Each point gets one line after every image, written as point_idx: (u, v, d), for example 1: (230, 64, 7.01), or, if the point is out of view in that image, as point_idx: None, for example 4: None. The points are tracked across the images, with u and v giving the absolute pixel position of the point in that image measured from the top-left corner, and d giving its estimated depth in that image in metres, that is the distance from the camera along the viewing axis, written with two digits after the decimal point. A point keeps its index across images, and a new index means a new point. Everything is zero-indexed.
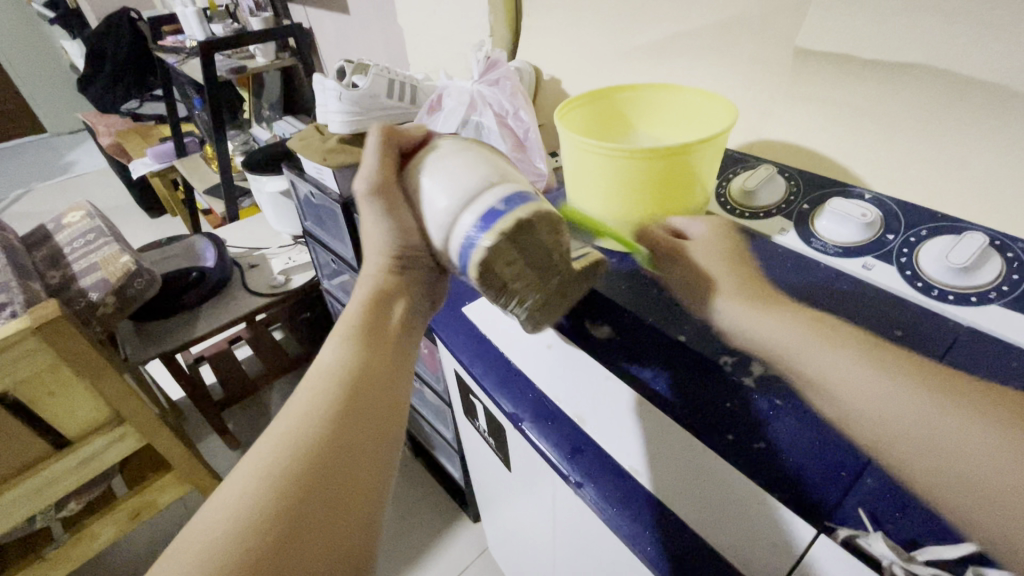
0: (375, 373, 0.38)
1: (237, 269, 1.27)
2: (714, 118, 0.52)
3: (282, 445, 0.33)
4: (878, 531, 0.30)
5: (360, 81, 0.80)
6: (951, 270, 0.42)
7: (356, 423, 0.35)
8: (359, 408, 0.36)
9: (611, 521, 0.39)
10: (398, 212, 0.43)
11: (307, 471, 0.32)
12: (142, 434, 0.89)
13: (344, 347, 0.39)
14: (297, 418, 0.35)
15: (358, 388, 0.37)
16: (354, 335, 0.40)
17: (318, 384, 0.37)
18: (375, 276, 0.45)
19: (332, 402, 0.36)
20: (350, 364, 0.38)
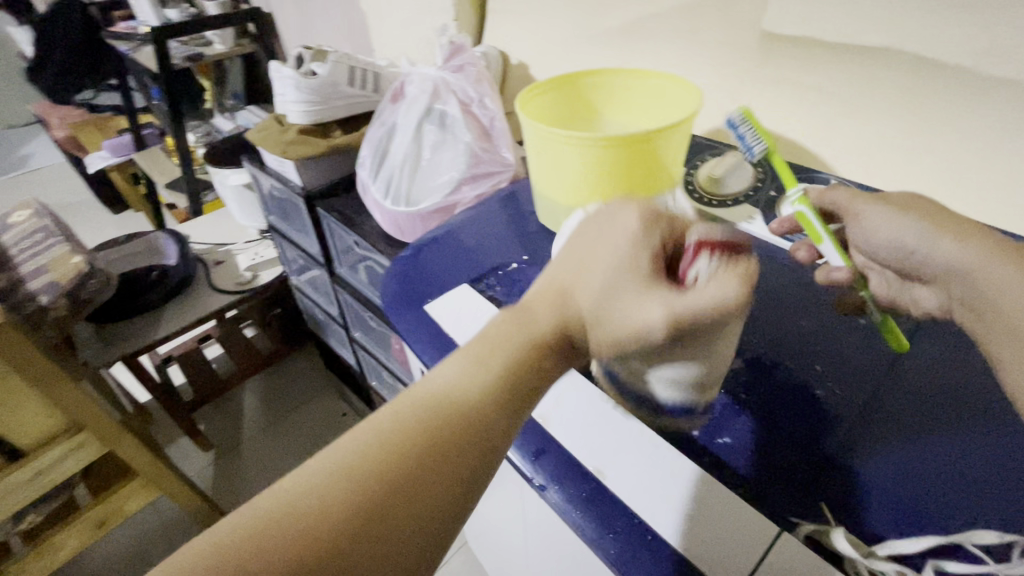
0: (481, 437, 0.30)
1: (202, 266, 1.23)
2: (680, 104, 0.51)
3: (365, 453, 0.28)
4: (841, 525, 0.29)
5: (319, 68, 0.77)
6: None
7: (441, 469, 0.28)
8: (443, 469, 0.28)
9: (580, 525, 0.39)
10: (614, 286, 0.30)
11: (377, 491, 0.27)
12: (104, 441, 0.86)
13: (466, 375, 0.31)
14: (384, 435, 0.29)
15: (467, 432, 0.29)
16: (475, 369, 0.31)
17: (425, 401, 0.30)
18: (548, 302, 0.32)
19: (427, 447, 0.29)
20: (457, 402, 0.30)
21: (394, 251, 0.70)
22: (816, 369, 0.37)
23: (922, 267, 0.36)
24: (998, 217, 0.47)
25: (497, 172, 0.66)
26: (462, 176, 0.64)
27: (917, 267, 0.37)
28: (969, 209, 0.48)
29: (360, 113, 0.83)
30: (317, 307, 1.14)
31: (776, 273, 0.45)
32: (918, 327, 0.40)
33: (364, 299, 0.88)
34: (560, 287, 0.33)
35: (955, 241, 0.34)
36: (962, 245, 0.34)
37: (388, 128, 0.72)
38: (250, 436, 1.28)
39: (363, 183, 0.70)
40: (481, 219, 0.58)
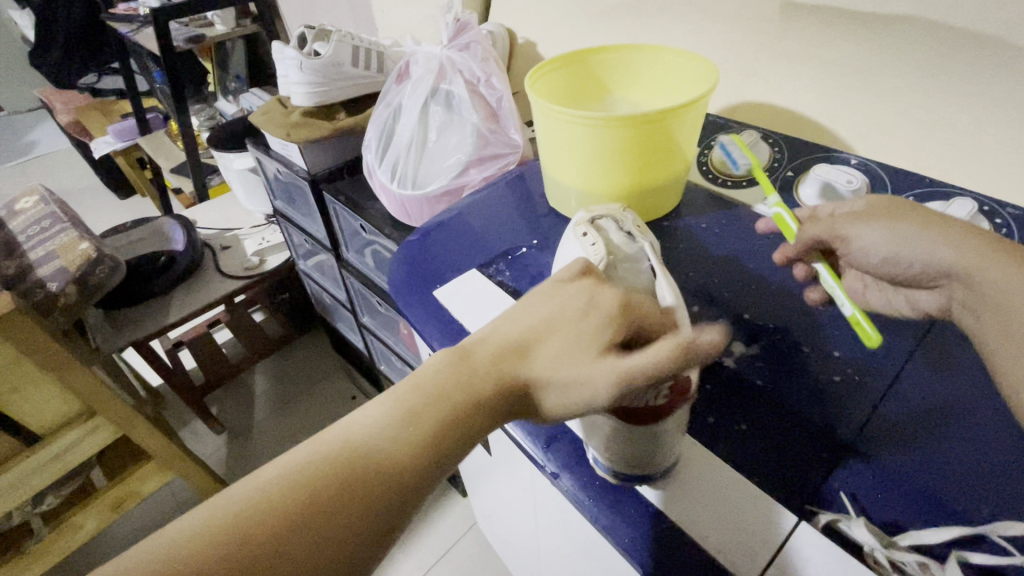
0: (385, 490, 0.29)
1: (209, 251, 1.23)
2: (695, 81, 0.49)
3: (261, 492, 0.27)
4: (860, 515, 0.29)
5: (322, 49, 0.75)
6: None
7: (341, 522, 0.27)
8: (348, 511, 0.28)
9: (594, 513, 0.34)
10: (571, 358, 0.30)
11: (270, 530, 0.26)
12: (117, 426, 0.87)
13: (396, 420, 0.30)
14: (285, 477, 0.28)
15: (383, 481, 0.29)
16: (390, 424, 0.30)
17: (344, 446, 0.29)
18: (479, 363, 0.31)
19: (330, 495, 0.28)
20: (368, 449, 0.29)
21: (401, 236, 0.69)
22: (835, 355, 0.36)
23: (923, 276, 0.35)
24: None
25: (505, 154, 0.64)
26: (469, 159, 0.63)
27: (916, 277, 0.36)
28: (998, 188, 0.46)
29: (364, 94, 0.82)
30: (325, 291, 1.14)
31: None
32: None
33: (372, 284, 0.87)
34: (500, 346, 0.32)
35: (952, 246, 0.34)
36: (942, 246, 0.34)
37: (394, 110, 0.70)
38: (261, 420, 1.29)
39: (368, 166, 0.69)
40: (488, 203, 0.57)
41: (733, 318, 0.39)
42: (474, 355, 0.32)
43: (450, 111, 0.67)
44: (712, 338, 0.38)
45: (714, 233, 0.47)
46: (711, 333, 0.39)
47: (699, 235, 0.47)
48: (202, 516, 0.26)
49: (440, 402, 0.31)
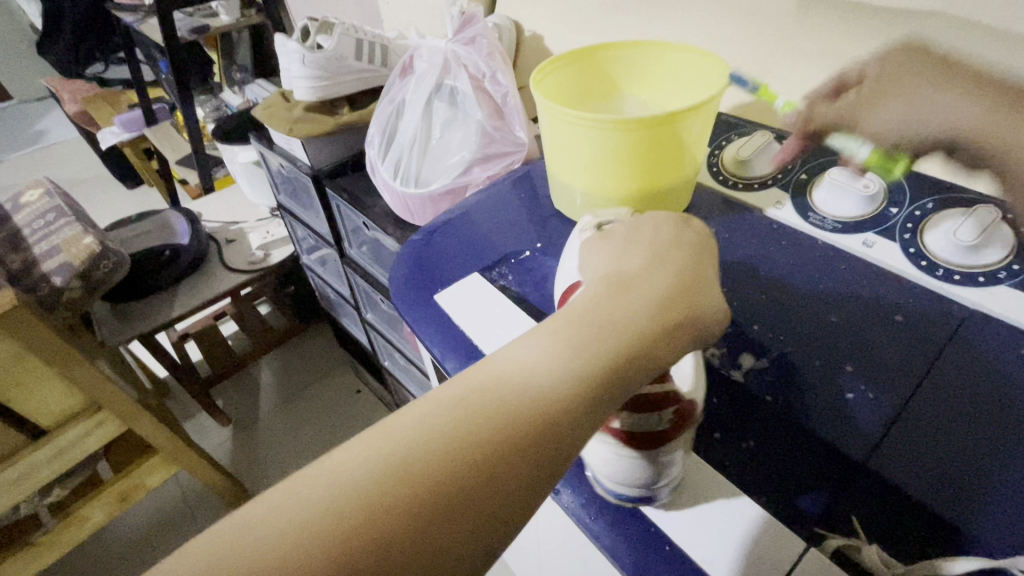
0: (476, 508, 0.24)
1: (214, 244, 1.23)
2: (706, 80, 0.47)
3: (340, 500, 0.23)
4: (872, 543, 0.28)
5: (325, 42, 0.74)
6: (958, 248, 0.39)
7: (508, 465, 0.24)
8: (518, 454, 0.25)
9: (595, 533, 0.33)
10: (696, 293, 0.31)
11: (431, 477, 0.24)
12: (122, 420, 0.87)
13: (551, 356, 0.27)
14: (362, 482, 0.23)
15: (554, 422, 0.25)
16: (482, 425, 0.25)
17: (430, 447, 0.24)
18: (623, 317, 0.28)
19: (419, 510, 0.23)
20: (459, 453, 0.24)
21: (403, 234, 0.68)
22: (848, 370, 0.35)
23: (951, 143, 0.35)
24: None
25: (510, 152, 0.63)
26: (473, 157, 0.61)
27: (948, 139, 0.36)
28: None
29: (368, 88, 0.80)
30: (329, 286, 1.14)
31: (808, 264, 0.42)
32: (965, 321, 0.37)
33: (375, 280, 0.86)
34: (608, 325, 0.28)
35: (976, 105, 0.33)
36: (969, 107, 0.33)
37: (397, 106, 0.69)
38: (266, 413, 1.29)
39: (371, 163, 0.68)
40: (493, 203, 0.56)
41: (741, 329, 0.38)
42: (579, 344, 0.27)
43: (454, 108, 0.66)
44: (719, 350, 0.37)
45: (724, 238, 0.46)
46: (718, 345, 0.37)
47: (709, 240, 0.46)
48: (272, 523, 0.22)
49: (540, 401, 0.26)
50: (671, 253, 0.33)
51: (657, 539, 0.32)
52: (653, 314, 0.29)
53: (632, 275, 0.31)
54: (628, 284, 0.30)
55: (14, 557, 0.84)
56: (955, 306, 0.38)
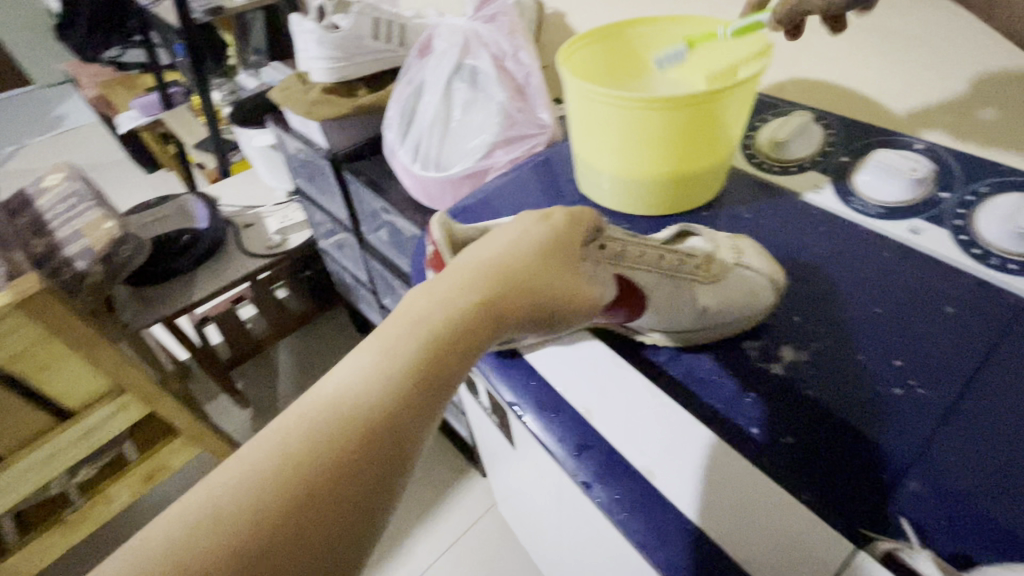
0: (315, 529, 0.23)
1: (232, 229, 1.23)
2: (743, 57, 0.45)
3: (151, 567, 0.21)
4: (925, 546, 0.26)
5: (342, 21, 0.72)
6: (1016, 235, 0.36)
7: (345, 477, 0.24)
8: (351, 464, 0.25)
9: (625, 524, 0.38)
10: (542, 279, 0.31)
11: (268, 510, 0.23)
12: (145, 403, 0.88)
13: (365, 371, 0.27)
14: (172, 543, 0.22)
15: (374, 428, 0.26)
16: (300, 447, 0.25)
17: (246, 484, 0.23)
18: (439, 317, 0.28)
19: (251, 537, 0.22)
20: (293, 471, 0.24)
21: (423, 219, 0.67)
22: (895, 364, 0.33)
23: None
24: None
25: (532, 135, 0.61)
26: (495, 139, 0.59)
27: None
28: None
29: (385, 69, 0.79)
30: (346, 271, 1.14)
31: (850, 252, 0.40)
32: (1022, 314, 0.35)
33: (393, 266, 0.85)
34: (421, 331, 0.28)
35: None
36: None
37: (416, 87, 0.67)
38: (284, 397, 1.31)
39: (390, 147, 0.66)
40: (515, 187, 0.54)
41: (781, 320, 0.37)
42: (394, 353, 0.27)
43: (474, 88, 0.64)
44: (757, 343, 0.36)
45: (759, 225, 0.44)
46: (755, 339, 0.36)
47: (743, 227, 0.44)
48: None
49: (367, 409, 0.26)
50: (517, 242, 0.32)
51: (680, 529, 0.36)
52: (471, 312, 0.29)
53: (446, 276, 0.30)
54: (441, 286, 0.29)
55: (46, 534, 0.87)
56: (1011, 298, 0.35)
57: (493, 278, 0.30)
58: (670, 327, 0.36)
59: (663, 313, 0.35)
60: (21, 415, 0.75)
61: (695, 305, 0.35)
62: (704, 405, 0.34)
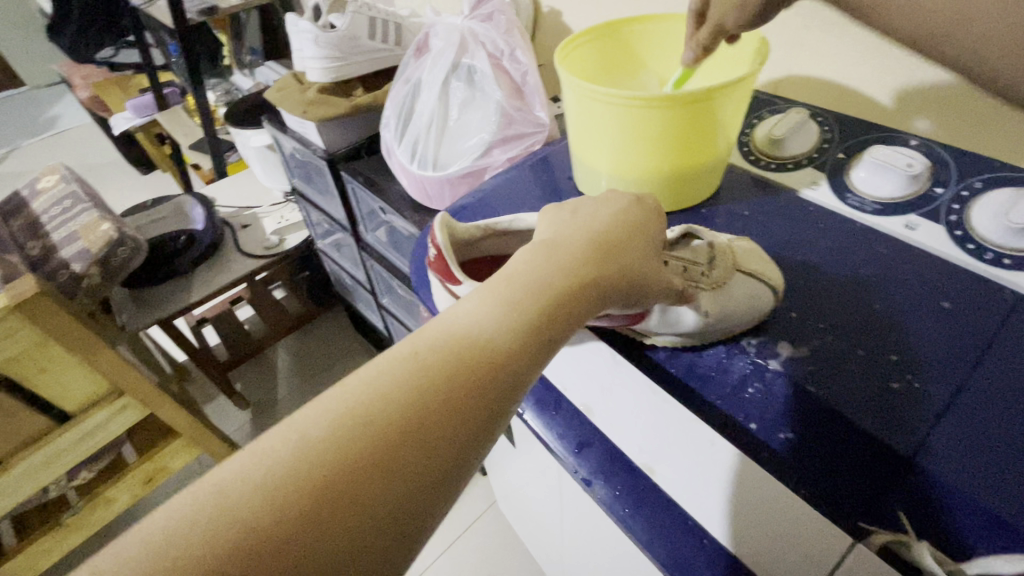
0: (425, 461, 0.23)
1: (229, 229, 1.23)
2: (739, 55, 0.45)
3: (288, 456, 0.22)
4: (921, 536, 0.27)
5: (338, 21, 0.72)
6: (1010, 230, 0.37)
7: (458, 414, 0.24)
8: (464, 402, 0.24)
9: (627, 520, 0.40)
10: (644, 253, 0.32)
11: (388, 432, 0.23)
12: (144, 405, 0.88)
13: (485, 312, 0.27)
14: (297, 453, 0.22)
15: (490, 369, 0.25)
16: (428, 366, 0.25)
17: (378, 392, 0.24)
18: (557, 269, 0.28)
19: (370, 456, 0.22)
20: (413, 399, 0.24)
21: (421, 218, 0.67)
22: (892, 359, 0.33)
23: None
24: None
25: (530, 133, 0.61)
26: (492, 138, 0.60)
27: None
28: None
29: (382, 69, 0.79)
30: (344, 271, 1.14)
31: (845, 248, 0.41)
32: (1016, 307, 0.35)
33: (392, 266, 0.86)
34: (537, 281, 0.28)
35: None
36: None
37: (413, 86, 0.67)
38: (284, 397, 1.31)
39: (388, 146, 0.66)
40: (514, 185, 0.54)
41: (779, 316, 0.37)
42: (517, 296, 0.27)
43: (472, 87, 0.64)
44: (755, 339, 0.36)
45: (755, 221, 0.44)
46: (753, 335, 0.36)
47: (740, 223, 0.45)
48: (217, 487, 0.21)
49: (487, 350, 0.25)
50: (622, 214, 0.32)
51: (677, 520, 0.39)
52: (587, 267, 0.29)
53: (560, 236, 0.31)
54: (559, 248, 0.29)
55: (45, 537, 0.87)
56: (1005, 292, 0.36)
57: (599, 244, 0.30)
58: (680, 330, 0.35)
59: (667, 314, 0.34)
60: (19, 419, 0.75)
61: (698, 306, 0.34)
62: (703, 401, 0.34)
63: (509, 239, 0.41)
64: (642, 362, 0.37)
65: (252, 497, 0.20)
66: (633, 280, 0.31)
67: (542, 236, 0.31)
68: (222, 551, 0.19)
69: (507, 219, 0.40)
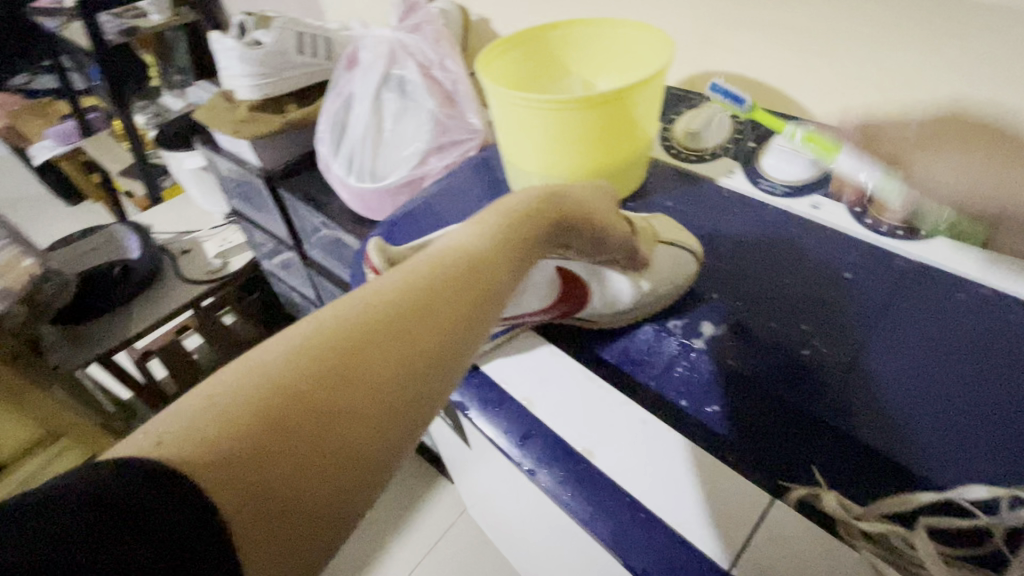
0: (426, 344, 0.24)
1: (168, 256, 1.18)
2: (650, 55, 0.48)
3: (299, 348, 0.22)
4: (830, 488, 0.29)
5: (264, 37, 0.71)
6: (899, 204, 0.40)
7: (454, 305, 0.26)
8: (459, 296, 0.26)
9: (573, 507, 0.34)
10: (599, 203, 0.36)
11: (392, 318, 0.24)
12: (85, 446, 0.84)
13: (473, 232, 0.29)
14: (304, 340, 0.22)
15: (480, 271, 0.27)
16: (424, 276, 0.26)
17: (377, 296, 0.25)
18: (527, 202, 0.32)
19: (376, 340, 0.23)
20: (413, 293, 0.25)
21: (363, 230, 0.66)
22: (803, 328, 0.36)
23: None
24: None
25: (465, 140, 0.62)
26: (428, 146, 0.61)
27: None
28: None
29: (314, 84, 0.78)
30: (294, 291, 1.11)
31: (759, 230, 0.44)
32: (907, 271, 0.39)
33: (338, 280, 0.85)
34: (514, 210, 0.31)
35: None
36: None
37: (345, 99, 0.67)
38: None
39: (324, 161, 0.66)
40: (452, 191, 0.55)
41: (701, 299, 0.39)
42: (494, 222, 0.30)
43: (404, 97, 0.65)
44: (680, 321, 0.38)
45: (679, 212, 0.47)
46: (678, 318, 0.39)
47: (664, 215, 0.47)
48: (231, 381, 0.21)
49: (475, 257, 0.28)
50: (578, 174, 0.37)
51: (618, 498, 0.33)
52: (551, 204, 0.33)
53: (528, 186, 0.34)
54: (528, 192, 0.33)
55: None
56: (899, 259, 0.40)
57: (563, 191, 0.34)
58: (619, 310, 0.39)
59: (607, 293, 0.38)
60: None
61: (633, 279, 0.38)
62: (638, 385, 0.36)
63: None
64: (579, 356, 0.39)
65: (261, 377, 0.21)
66: (599, 225, 0.35)
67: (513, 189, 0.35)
68: (244, 428, 0.20)
69: (438, 234, 0.40)
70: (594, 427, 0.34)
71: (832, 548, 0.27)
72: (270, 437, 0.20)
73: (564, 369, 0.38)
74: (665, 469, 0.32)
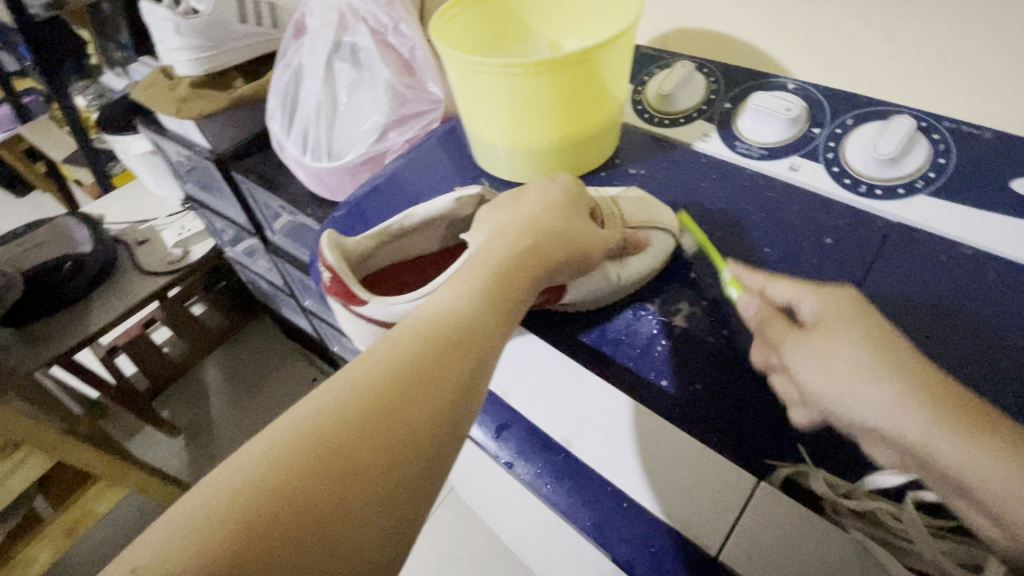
0: (415, 426, 0.23)
1: (123, 247, 1.11)
2: (616, 13, 0.44)
3: (286, 446, 0.21)
4: (819, 467, 0.28)
5: (200, 5, 0.65)
6: (878, 162, 0.39)
7: (439, 378, 0.24)
8: (444, 368, 0.24)
9: (552, 498, 0.34)
10: (574, 219, 0.34)
11: (378, 404, 0.23)
12: (50, 453, 0.80)
13: (457, 295, 0.27)
14: (288, 438, 0.21)
15: (463, 337, 0.26)
16: (404, 351, 0.25)
17: (361, 381, 0.23)
18: (503, 250, 0.30)
19: (362, 430, 0.22)
20: (397, 372, 0.24)
21: (324, 213, 0.63)
22: None
23: None
24: (975, 108, 0.41)
25: (426, 111, 0.58)
26: (387, 121, 0.57)
27: None
28: (946, 102, 0.42)
29: (260, 54, 0.72)
30: (261, 278, 1.07)
31: (734, 195, 0.42)
32: (889, 234, 0.37)
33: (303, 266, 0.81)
34: (490, 263, 0.29)
35: None
36: None
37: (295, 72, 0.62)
38: (218, 417, 1.22)
39: (277, 140, 0.61)
40: (416, 166, 0.51)
41: (676, 274, 0.38)
42: (477, 279, 0.28)
43: (358, 67, 0.60)
44: (657, 297, 0.37)
45: (653, 179, 0.45)
46: (656, 295, 0.37)
47: (635, 183, 0.45)
48: (213, 485, 0.20)
49: (459, 322, 0.26)
50: (549, 200, 0.35)
51: (597, 487, 0.33)
52: (525, 244, 0.31)
53: (499, 230, 0.33)
54: (501, 236, 0.32)
55: None
56: (880, 221, 0.38)
57: (539, 229, 0.32)
58: (596, 297, 0.36)
59: (585, 292, 0.35)
60: None
61: (610, 279, 0.36)
62: (616, 367, 0.34)
63: (406, 241, 0.38)
64: (553, 340, 0.36)
65: (249, 483, 0.20)
66: (573, 258, 0.33)
67: (490, 232, 0.33)
68: (226, 541, 0.18)
69: (398, 218, 0.37)
70: (571, 414, 0.33)
71: (816, 525, 0.26)
72: (253, 548, 0.18)
73: (541, 355, 0.34)
74: (644, 453, 0.31)
